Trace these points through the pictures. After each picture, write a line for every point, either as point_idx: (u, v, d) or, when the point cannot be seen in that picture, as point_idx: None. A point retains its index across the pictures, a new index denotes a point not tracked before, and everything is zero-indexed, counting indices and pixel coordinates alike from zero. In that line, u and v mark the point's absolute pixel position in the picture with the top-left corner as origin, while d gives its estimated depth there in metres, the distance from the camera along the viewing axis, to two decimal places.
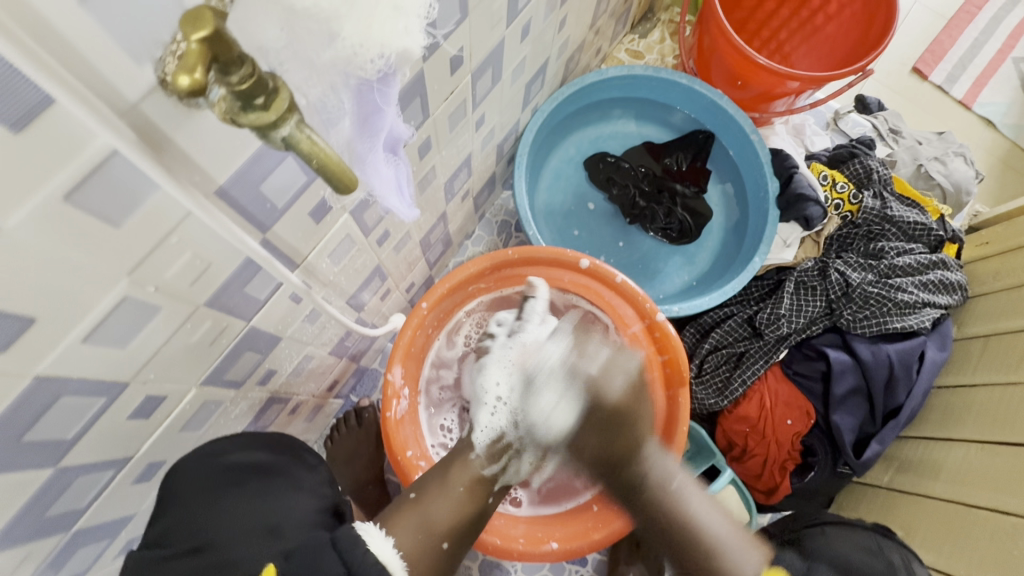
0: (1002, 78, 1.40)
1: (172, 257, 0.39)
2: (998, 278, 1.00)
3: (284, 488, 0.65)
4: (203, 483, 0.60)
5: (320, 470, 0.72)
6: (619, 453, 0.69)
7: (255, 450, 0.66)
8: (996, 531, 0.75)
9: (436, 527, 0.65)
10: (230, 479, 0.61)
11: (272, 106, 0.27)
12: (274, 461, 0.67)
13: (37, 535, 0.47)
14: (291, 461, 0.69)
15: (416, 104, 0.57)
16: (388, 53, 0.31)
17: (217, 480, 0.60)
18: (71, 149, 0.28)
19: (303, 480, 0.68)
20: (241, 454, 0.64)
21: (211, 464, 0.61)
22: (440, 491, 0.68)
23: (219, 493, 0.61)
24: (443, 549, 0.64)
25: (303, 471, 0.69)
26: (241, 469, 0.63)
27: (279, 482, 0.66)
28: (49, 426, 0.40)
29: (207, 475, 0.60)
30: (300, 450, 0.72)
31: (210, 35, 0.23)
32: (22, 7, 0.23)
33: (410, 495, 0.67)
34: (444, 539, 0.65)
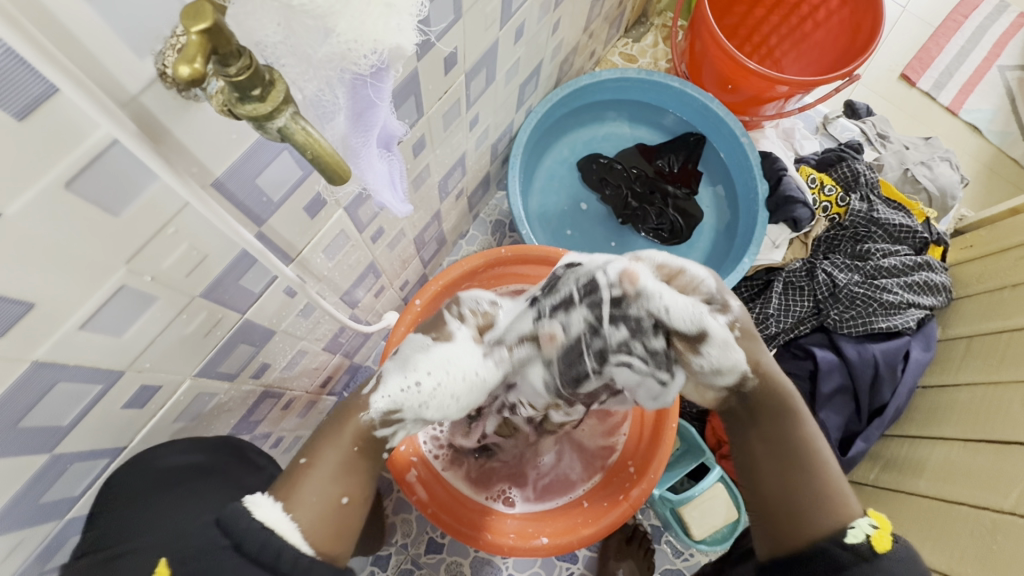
0: (988, 86, 1.43)
1: (168, 247, 0.40)
2: (981, 280, 1.02)
3: (220, 490, 0.62)
4: (138, 491, 0.56)
5: (268, 469, 0.71)
6: (756, 410, 0.64)
7: (193, 451, 0.62)
8: (976, 526, 0.77)
9: (332, 483, 0.56)
10: (170, 482, 0.58)
11: (269, 98, 0.28)
12: (212, 460, 0.63)
13: (29, 522, 0.48)
14: (233, 459, 0.66)
15: (411, 103, 0.58)
16: (382, 49, 0.32)
17: (150, 486, 0.57)
18: (74, 138, 0.29)
19: (244, 479, 0.66)
20: (181, 455, 0.60)
21: (146, 470, 0.57)
22: (336, 450, 0.58)
23: (152, 500, 0.57)
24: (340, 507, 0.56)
25: (244, 471, 0.67)
26: (182, 470, 0.59)
27: (218, 482, 0.62)
28: (45, 412, 0.40)
29: (142, 482, 0.56)
30: (244, 449, 0.69)
31: (211, 27, 0.24)
32: (32, 3, 0.24)
33: (301, 460, 0.57)
34: (343, 493, 0.56)
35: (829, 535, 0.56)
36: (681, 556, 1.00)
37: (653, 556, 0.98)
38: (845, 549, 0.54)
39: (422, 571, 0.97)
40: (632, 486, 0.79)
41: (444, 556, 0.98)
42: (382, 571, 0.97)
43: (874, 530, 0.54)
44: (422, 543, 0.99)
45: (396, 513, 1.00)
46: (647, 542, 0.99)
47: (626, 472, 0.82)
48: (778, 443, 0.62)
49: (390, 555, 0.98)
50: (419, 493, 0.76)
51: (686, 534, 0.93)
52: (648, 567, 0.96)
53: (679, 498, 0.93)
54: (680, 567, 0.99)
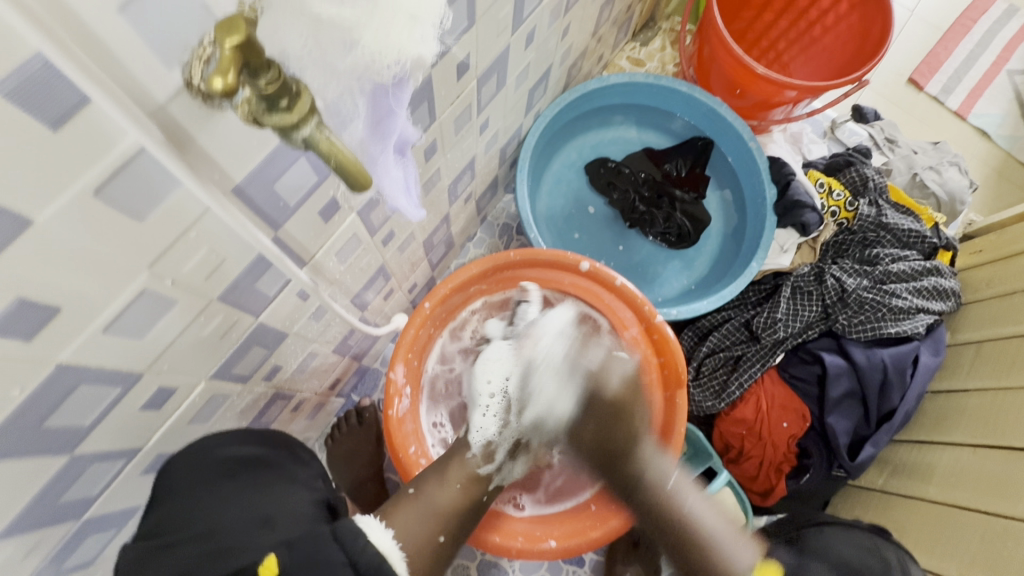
0: (997, 90, 1.43)
1: (189, 251, 0.41)
2: (990, 286, 1.01)
3: (275, 481, 0.66)
4: (193, 481, 0.60)
5: (313, 464, 0.74)
6: (615, 447, 0.73)
7: (249, 444, 0.67)
8: (986, 531, 0.77)
9: (432, 518, 0.67)
10: (224, 472, 0.62)
11: (295, 109, 0.28)
12: (265, 454, 0.68)
13: (48, 522, 0.48)
14: (285, 455, 0.71)
15: (424, 108, 0.59)
16: (404, 59, 0.33)
17: (207, 476, 0.61)
18: (104, 146, 0.30)
19: (298, 473, 0.70)
20: (235, 448, 0.64)
21: (208, 458, 0.61)
22: (438, 488, 0.70)
23: (212, 486, 0.61)
24: (438, 543, 0.66)
25: (294, 464, 0.70)
26: (236, 461, 0.64)
27: (274, 475, 0.67)
28: (67, 413, 0.41)
29: (199, 472, 0.60)
30: (295, 447, 0.74)
31: (243, 41, 0.25)
32: (68, 16, 0.25)
33: (410, 490, 0.69)
34: (440, 531, 0.66)
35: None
36: None
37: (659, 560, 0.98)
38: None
39: None
40: None
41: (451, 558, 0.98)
42: None
43: None
44: None
45: None
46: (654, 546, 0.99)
47: None
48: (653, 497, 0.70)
49: None
50: None
51: None
52: (655, 571, 0.96)
53: None
54: None
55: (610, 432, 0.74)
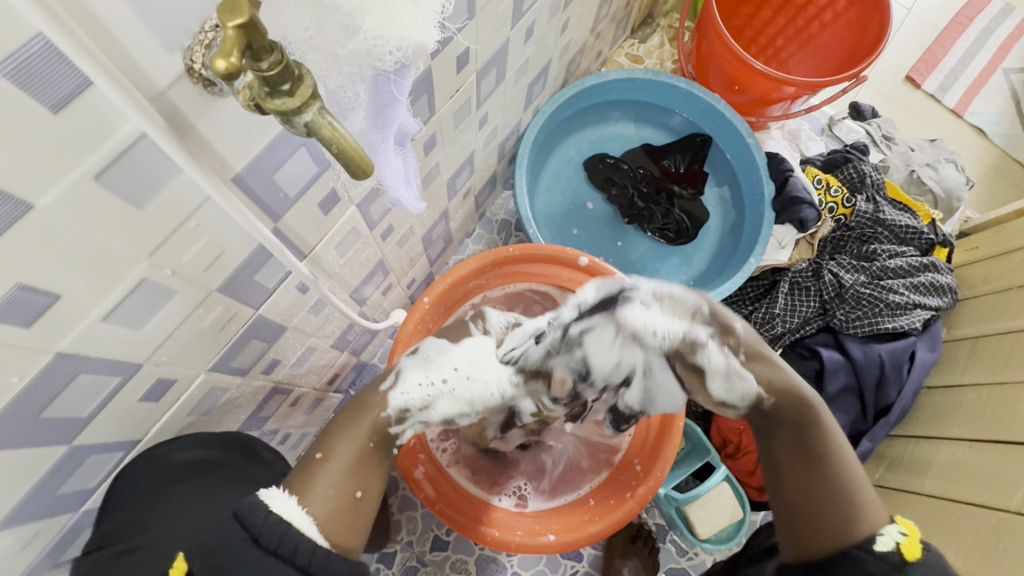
0: (993, 88, 1.44)
1: (189, 241, 0.40)
2: (986, 282, 1.02)
3: (231, 485, 0.63)
4: (145, 488, 0.56)
5: (277, 463, 0.71)
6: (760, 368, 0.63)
7: (202, 447, 0.61)
8: (983, 525, 0.77)
9: (346, 475, 0.55)
10: (178, 479, 0.58)
11: (298, 93, 0.28)
12: (224, 456, 0.63)
13: (45, 513, 0.48)
14: (243, 456, 0.66)
15: (423, 101, 0.59)
16: (406, 46, 0.33)
17: (159, 484, 0.57)
18: (105, 132, 0.30)
19: (250, 473, 0.66)
20: (191, 452, 0.60)
21: (158, 466, 0.57)
22: (346, 442, 0.57)
23: (162, 496, 0.58)
24: (357, 499, 0.55)
25: (254, 466, 0.67)
26: (189, 466, 0.59)
27: (226, 477, 0.63)
28: (67, 403, 0.41)
29: (150, 480, 0.57)
30: (255, 445, 0.69)
31: (247, 23, 0.25)
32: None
33: (316, 454, 0.56)
34: (358, 487, 0.55)
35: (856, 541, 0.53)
36: (685, 555, 1.00)
37: (657, 555, 0.99)
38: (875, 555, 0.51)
39: (427, 568, 0.98)
40: (638, 484, 0.79)
41: (449, 554, 0.98)
42: (388, 568, 0.97)
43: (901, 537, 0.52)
44: (427, 540, 0.99)
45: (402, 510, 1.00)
46: (652, 540, 0.99)
47: (632, 470, 0.82)
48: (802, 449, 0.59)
49: (395, 552, 0.98)
50: (426, 491, 0.77)
51: (691, 532, 0.93)
52: (653, 566, 0.97)
53: (685, 495, 0.93)
54: (685, 566, 0.99)
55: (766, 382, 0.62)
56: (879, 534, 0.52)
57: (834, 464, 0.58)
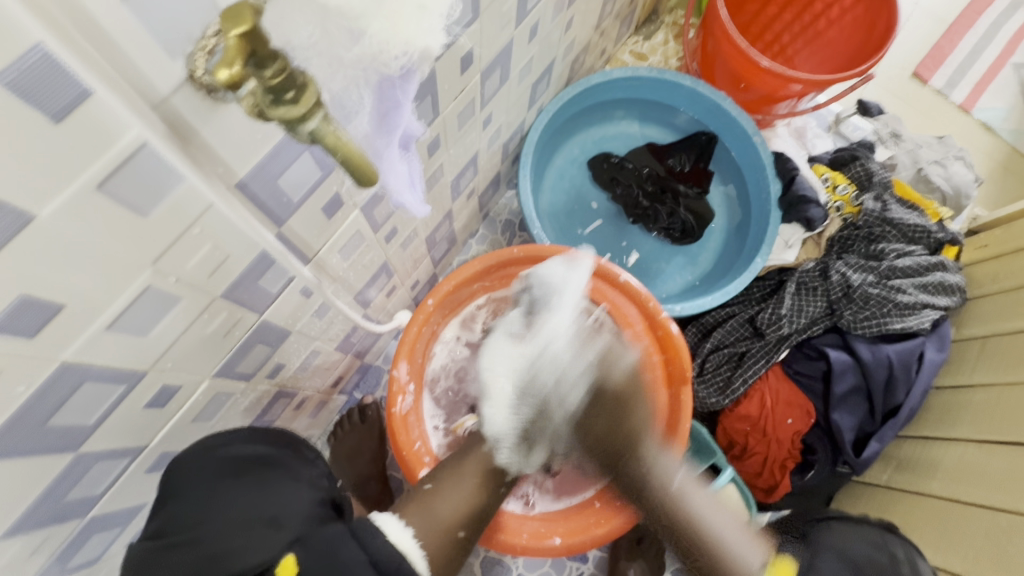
0: (1001, 83, 1.42)
1: (193, 248, 0.40)
2: (996, 281, 1.01)
3: (282, 479, 0.63)
4: (202, 475, 0.59)
5: (321, 464, 0.71)
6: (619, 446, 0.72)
7: (254, 443, 0.64)
8: (993, 527, 0.77)
9: (450, 516, 0.66)
10: (231, 470, 0.60)
11: (301, 101, 0.27)
12: (273, 452, 0.65)
13: (52, 521, 0.48)
14: (292, 455, 0.67)
15: (427, 102, 0.58)
16: (412, 51, 0.32)
17: (212, 471, 0.59)
18: (107, 140, 0.29)
19: (303, 472, 0.66)
20: (242, 447, 0.63)
21: (210, 457, 0.60)
22: (451, 488, 0.69)
23: (215, 484, 0.59)
24: (460, 538, 0.66)
25: (303, 464, 0.67)
26: (244, 460, 0.62)
27: (279, 473, 0.63)
28: (71, 412, 0.41)
29: (207, 468, 0.59)
30: (303, 446, 0.71)
31: (249, 30, 0.24)
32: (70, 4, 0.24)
33: (426, 485, 0.69)
34: (460, 527, 0.66)
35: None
36: None
37: (663, 555, 0.99)
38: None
39: None
40: None
41: None
42: None
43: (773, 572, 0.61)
44: None
45: None
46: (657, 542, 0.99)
47: None
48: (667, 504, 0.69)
49: None
50: None
51: None
52: (658, 567, 0.96)
53: None
54: None
55: (604, 437, 0.72)
56: None
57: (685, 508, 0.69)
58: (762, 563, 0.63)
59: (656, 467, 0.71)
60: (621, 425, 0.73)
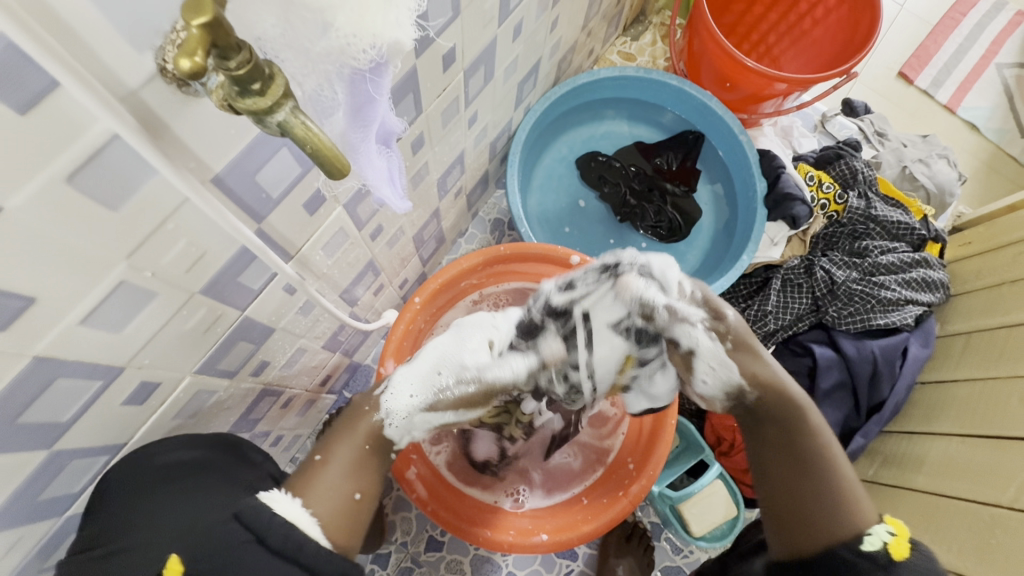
0: (985, 83, 1.44)
1: (167, 243, 0.40)
2: (979, 277, 1.02)
3: (216, 488, 0.61)
4: (130, 489, 0.55)
5: (266, 465, 0.69)
6: (761, 416, 0.63)
7: (189, 447, 0.60)
8: (976, 521, 0.77)
9: (346, 477, 0.56)
10: (162, 480, 0.57)
11: (268, 92, 0.28)
12: (211, 457, 0.62)
13: (27, 519, 0.48)
14: (232, 458, 0.64)
15: (410, 100, 0.58)
16: (380, 44, 0.32)
17: (141, 485, 0.56)
18: (73, 132, 0.29)
19: (239, 476, 0.64)
20: (172, 453, 0.58)
21: (139, 469, 0.55)
22: (348, 446, 0.59)
23: (147, 496, 0.56)
24: (352, 502, 0.56)
25: (244, 469, 0.65)
26: (176, 467, 0.58)
27: (213, 480, 0.61)
28: (43, 408, 0.40)
29: (136, 480, 0.55)
30: (244, 447, 0.67)
31: (212, 21, 0.25)
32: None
33: (317, 457, 0.58)
34: (356, 489, 0.56)
35: (844, 539, 0.54)
36: (680, 553, 1.00)
37: (652, 552, 0.99)
38: (861, 556, 0.52)
39: (421, 569, 0.97)
40: (631, 482, 0.80)
41: (444, 554, 0.98)
42: (382, 570, 0.97)
43: (891, 537, 0.53)
44: (422, 541, 0.99)
45: (396, 511, 1.00)
46: (647, 538, 0.99)
47: (625, 468, 0.83)
48: (787, 446, 0.60)
49: (389, 554, 0.98)
50: (419, 491, 0.76)
51: (686, 530, 0.94)
52: (648, 564, 0.97)
53: (679, 494, 0.94)
54: (680, 564, 1.00)
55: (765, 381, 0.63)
56: (867, 535, 0.53)
57: (815, 462, 0.58)
58: (876, 518, 0.55)
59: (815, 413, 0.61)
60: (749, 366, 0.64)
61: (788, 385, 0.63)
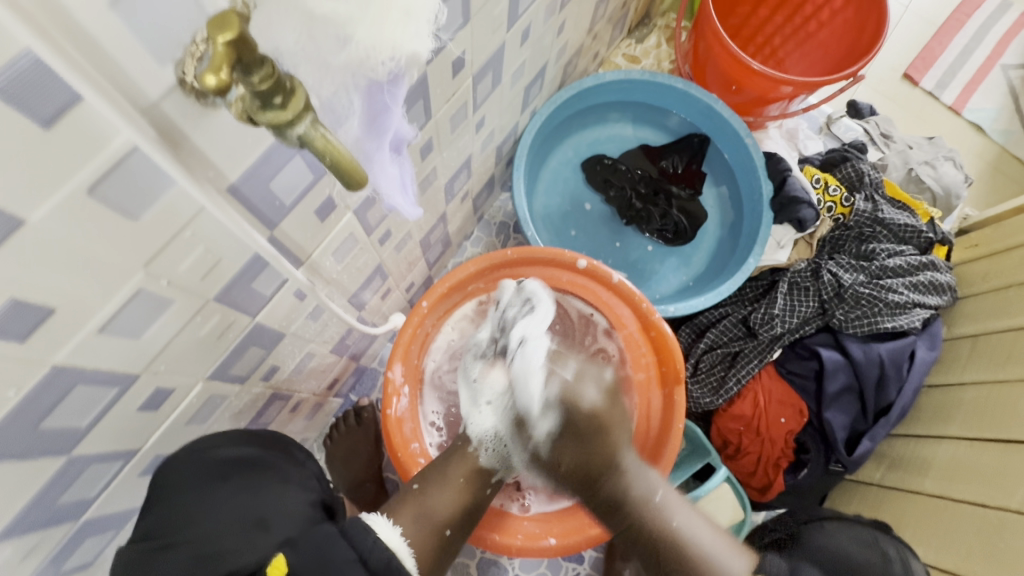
0: (991, 85, 1.43)
1: (184, 251, 0.40)
2: (986, 280, 1.02)
3: (270, 482, 0.66)
4: (196, 478, 0.60)
5: (310, 464, 0.73)
6: (598, 470, 0.73)
7: (243, 445, 0.66)
8: (982, 524, 0.77)
9: (439, 518, 0.70)
10: (221, 474, 0.62)
11: (289, 106, 0.28)
12: (262, 455, 0.67)
13: (45, 525, 0.48)
14: (280, 456, 0.70)
15: (420, 106, 0.59)
16: (399, 55, 0.32)
17: (207, 475, 0.61)
18: (97, 144, 0.29)
19: (292, 474, 0.69)
20: (230, 449, 0.64)
21: (202, 460, 0.61)
22: (442, 487, 0.72)
23: (206, 489, 0.60)
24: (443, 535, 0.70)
25: (292, 465, 0.70)
26: (232, 463, 0.63)
27: (266, 478, 0.66)
28: (64, 415, 0.41)
29: (199, 471, 0.60)
30: (289, 446, 0.73)
31: (236, 38, 0.25)
32: (62, 15, 0.25)
33: (415, 487, 0.72)
34: (446, 527, 0.71)
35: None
36: None
37: None
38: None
39: None
40: None
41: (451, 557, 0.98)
42: None
43: None
44: None
45: None
46: None
47: None
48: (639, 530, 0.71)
49: None
50: None
51: None
52: None
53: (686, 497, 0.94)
54: None
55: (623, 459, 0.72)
56: None
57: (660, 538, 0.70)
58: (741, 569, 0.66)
59: (633, 487, 0.72)
60: (603, 445, 0.73)
61: (616, 463, 0.73)
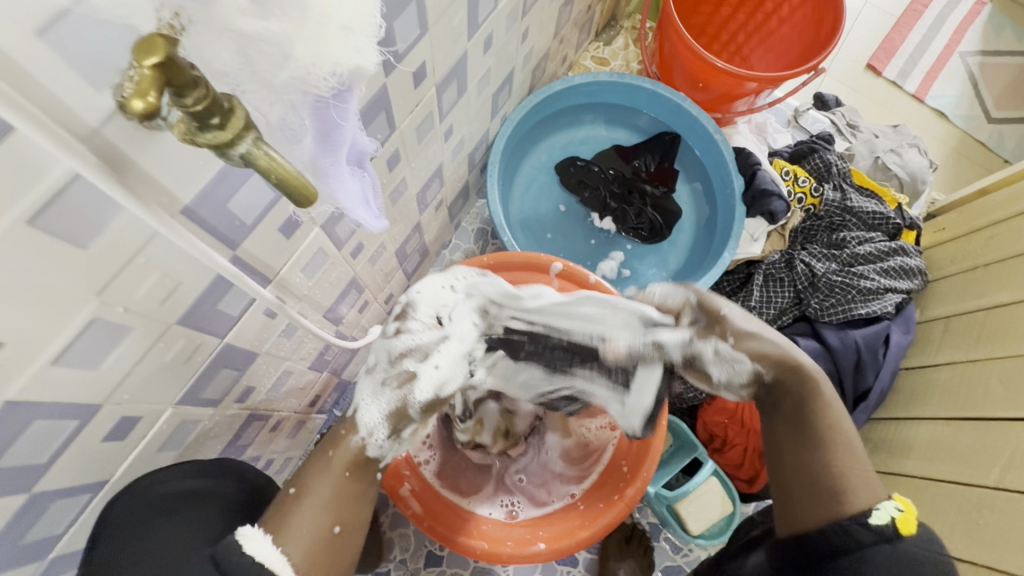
0: (951, 72, 1.47)
1: (140, 277, 0.40)
2: (955, 262, 1.04)
3: (217, 512, 0.62)
4: (134, 519, 0.56)
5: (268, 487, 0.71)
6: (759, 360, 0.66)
7: (193, 476, 0.61)
8: (962, 502, 0.79)
9: (323, 511, 0.58)
10: (164, 509, 0.58)
11: (229, 126, 0.28)
12: (214, 486, 0.63)
13: (11, 564, 0.47)
14: (234, 482, 0.66)
15: (382, 118, 0.59)
16: (342, 71, 0.32)
17: (146, 514, 0.57)
18: (32, 175, 0.29)
19: (242, 501, 0.65)
20: (177, 481, 0.60)
21: (145, 497, 0.57)
22: (319, 480, 0.59)
23: (144, 530, 0.57)
24: (334, 534, 0.58)
25: (245, 491, 0.66)
26: (178, 496, 0.59)
27: (212, 508, 0.62)
28: (20, 451, 0.40)
29: (139, 510, 0.56)
30: (244, 469, 0.69)
31: (163, 60, 0.25)
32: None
33: (290, 490, 0.59)
34: (336, 522, 0.58)
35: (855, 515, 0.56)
36: (680, 552, 1.00)
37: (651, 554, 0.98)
38: (867, 528, 0.54)
39: None
40: (627, 486, 0.79)
41: (444, 568, 0.97)
42: None
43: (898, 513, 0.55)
44: (421, 556, 0.98)
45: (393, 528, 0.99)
46: (646, 540, 0.99)
47: (619, 471, 0.82)
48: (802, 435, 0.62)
49: (389, 571, 0.97)
50: (413, 508, 0.77)
51: (684, 529, 0.96)
52: (648, 565, 0.96)
53: (675, 493, 0.95)
54: (680, 564, 0.99)
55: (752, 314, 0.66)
56: (874, 509, 0.55)
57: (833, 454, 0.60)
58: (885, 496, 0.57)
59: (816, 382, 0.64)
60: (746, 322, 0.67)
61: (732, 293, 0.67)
